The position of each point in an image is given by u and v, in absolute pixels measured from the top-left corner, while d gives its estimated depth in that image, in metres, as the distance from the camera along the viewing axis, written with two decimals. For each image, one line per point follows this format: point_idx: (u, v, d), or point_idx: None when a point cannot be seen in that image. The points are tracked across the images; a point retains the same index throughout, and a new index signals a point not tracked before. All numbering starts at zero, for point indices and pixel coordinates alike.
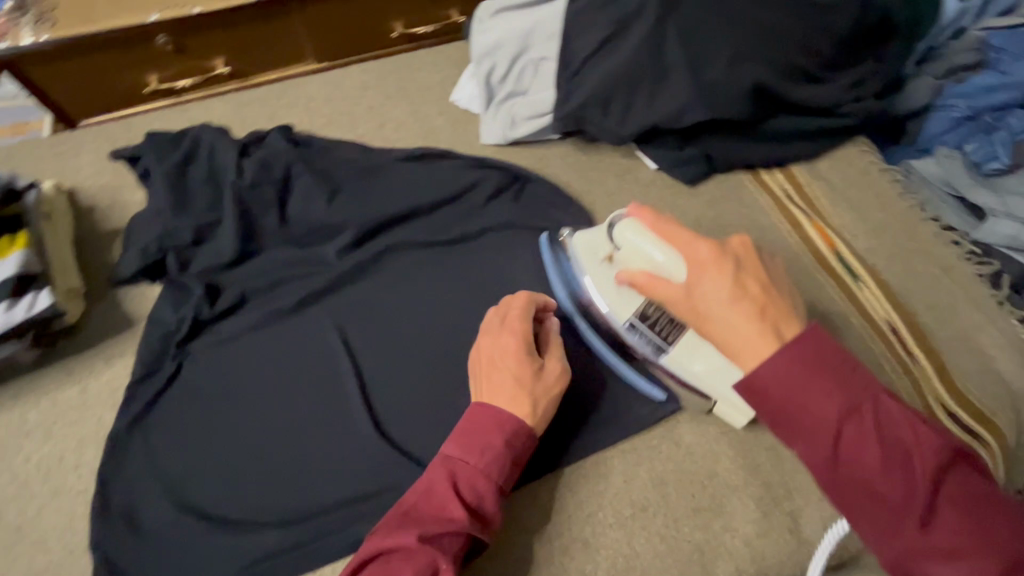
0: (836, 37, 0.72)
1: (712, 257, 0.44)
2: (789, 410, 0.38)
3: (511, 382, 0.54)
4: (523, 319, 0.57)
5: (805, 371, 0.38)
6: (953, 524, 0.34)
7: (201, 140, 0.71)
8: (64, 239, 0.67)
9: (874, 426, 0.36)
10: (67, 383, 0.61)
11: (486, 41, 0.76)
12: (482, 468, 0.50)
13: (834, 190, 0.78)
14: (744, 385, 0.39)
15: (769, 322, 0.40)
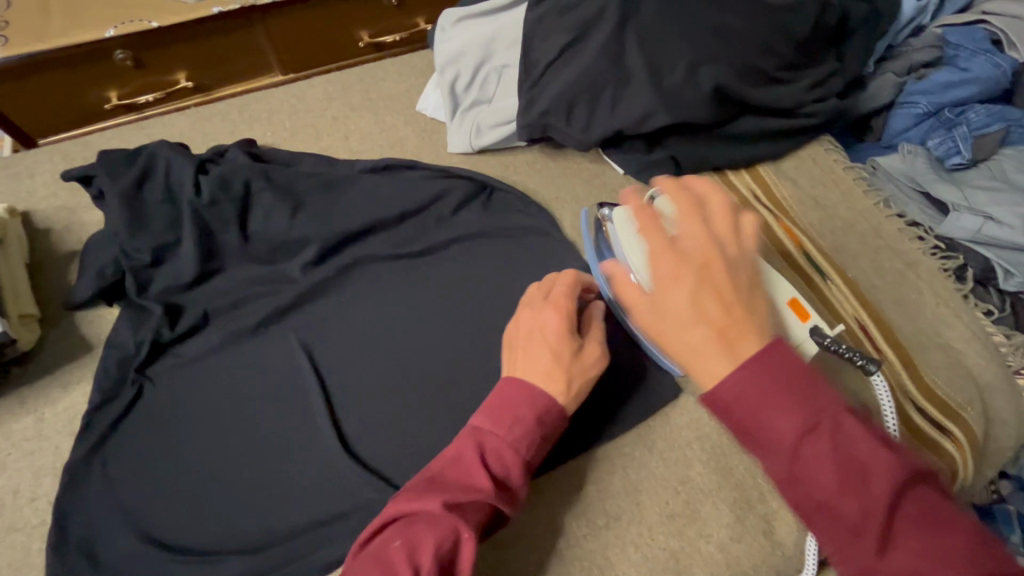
0: (794, 39, 0.72)
1: (674, 274, 0.37)
2: (749, 428, 0.34)
3: (547, 355, 0.54)
4: (565, 293, 0.57)
5: (765, 386, 0.34)
6: (916, 556, 0.31)
7: (158, 157, 0.69)
8: (17, 263, 0.64)
9: (834, 448, 0.33)
10: (21, 413, 0.59)
11: (449, 50, 0.76)
12: (510, 441, 0.50)
13: (800, 189, 0.78)
14: (706, 397, 0.35)
15: (729, 341, 0.36)
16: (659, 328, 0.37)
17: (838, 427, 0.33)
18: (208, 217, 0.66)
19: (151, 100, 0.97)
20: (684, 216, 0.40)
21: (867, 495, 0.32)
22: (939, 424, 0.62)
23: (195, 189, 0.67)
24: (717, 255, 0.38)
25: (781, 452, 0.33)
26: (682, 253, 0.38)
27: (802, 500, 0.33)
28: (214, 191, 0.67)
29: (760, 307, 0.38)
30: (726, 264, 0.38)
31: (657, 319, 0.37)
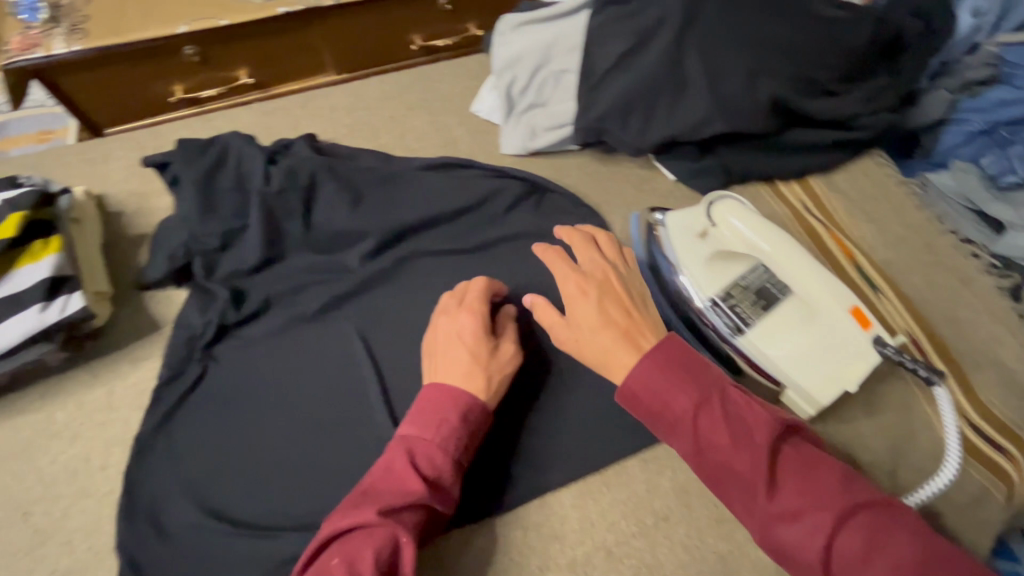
0: (850, 53, 0.72)
1: (581, 293, 0.56)
2: (656, 410, 0.49)
3: (466, 356, 0.55)
4: (479, 299, 0.59)
5: (663, 373, 0.49)
6: (793, 488, 0.45)
7: (230, 148, 0.72)
8: (93, 243, 0.67)
9: (722, 414, 0.48)
10: (93, 385, 0.62)
11: (508, 54, 0.77)
12: (439, 443, 0.51)
13: (851, 201, 0.78)
14: (620, 393, 0.51)
15: (630, 338, 0.53)
16: (578, 335, 0.55)
17: (717, 398, 0.49)
18: (274, 205, 0.68)
19: (212, 95, 1.01)
20: (580, 252, 0.61)
21: (745, 445, 0.46)
22: (995, 441, 0.62)
23: (263, 178, 0.69)
24: (607, 273, 0.58)
25: (680, 423, 0.48)
26: (581, 277, 0.57)
27: (706, 464, 0.48)
28: (281, 182, 0.69)
29: (645, 309, 0.56)
30: (619, 284, 0.58)
31: (574, 327, 0.55)
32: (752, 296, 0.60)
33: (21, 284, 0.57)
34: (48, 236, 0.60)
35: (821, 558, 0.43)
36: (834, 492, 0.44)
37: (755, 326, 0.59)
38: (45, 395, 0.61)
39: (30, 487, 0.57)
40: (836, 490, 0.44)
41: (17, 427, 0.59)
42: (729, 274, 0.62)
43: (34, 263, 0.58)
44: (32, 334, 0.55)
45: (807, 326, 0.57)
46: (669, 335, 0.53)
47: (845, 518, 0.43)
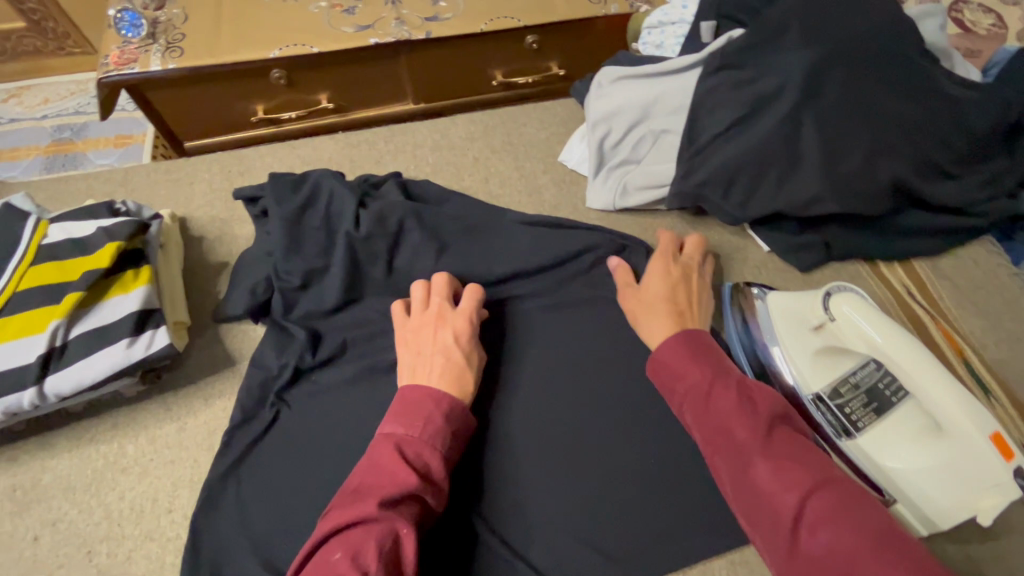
0: (974, 137, 0.68)
1: (663, 275, 0.64)
2: (674, 378, 0.55)
3: (459, 360, 0.58)
4: (473, 308, 0.62)
5: (688, 349, 0.56)
6: (782, 453, 0.47)
7: (321, 186, 0.71)
8: (175, 270, 0.67)
9: (733, 382, 0.52)
10: (165, 419, 0.61)
11: (606, 107, 0.75)
12: (427, 438, 0.51)
13: (959, 291, 0.73)
14: (650, 363, 0.58)
15: (678, 322, 0.60)
16: (642, 300, 0.63)
17: (733, 376, 0.53)
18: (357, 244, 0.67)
19: (292, 116, 1.01)
20: (687, 248, 0.68)
21: (748, 412, 0.50)
22: None
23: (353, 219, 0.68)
24: (694, 272, 0.66)
25: (692, 389, 0.53)
26: (670, 263, 0.65)
27: (706, 425, 0.51)
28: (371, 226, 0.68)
29: (704, 307, 0.63)
30: (697, 282, 0.65)
31: (645, 297, 0.63)
32: (863, 396, 0.56)
33: (112, 315, 0.55)
34: (137, 265, 0.59)
35: (792, 513, 0.44)
36: (821, 465, 0.47)
37: (865, 431, 0.55)
38: (117, 426, 0.60)
39: (96, 523, 0.55)
40: (823, 464, 0.47)
41: (88, 457, 0.58)
42: (837, 368, 0.58)
43: (125, 294, 0.57)
44: (117, 370, 0.54)
45: (932, 441, 0.52)
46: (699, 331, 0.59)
47: (824, 485, 0.45)
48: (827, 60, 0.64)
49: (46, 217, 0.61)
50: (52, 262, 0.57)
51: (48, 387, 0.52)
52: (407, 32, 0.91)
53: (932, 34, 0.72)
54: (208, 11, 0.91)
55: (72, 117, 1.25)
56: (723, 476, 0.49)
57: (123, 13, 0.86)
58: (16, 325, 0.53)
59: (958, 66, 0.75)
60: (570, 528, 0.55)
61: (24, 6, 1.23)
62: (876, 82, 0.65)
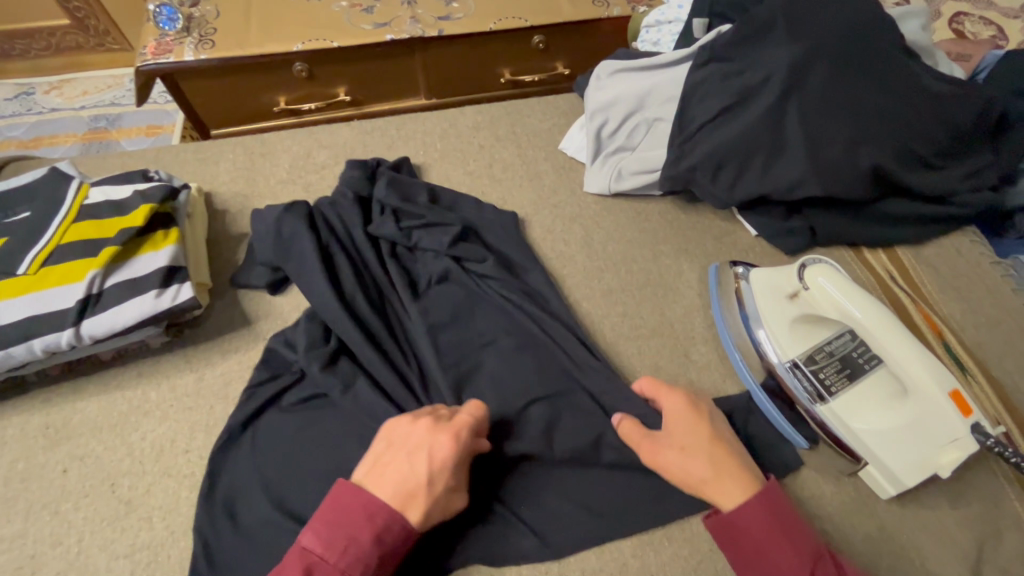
0: (955, 129, 0.71)
1: (693, 417, 0.56)
2: (755, 553, 0.50)
3: (421, 479, 0.50)
4: (471, 423, 0.55)
5: (772, 521, 0.50)
6: None
7: (347, 176, 0.78)
8: (201, 238, 0.73)
9: (835, 575, 0.48)
10: (186, 370, 0.66)
11: (603, 98, 0.80)
12: (341, 567, 0.46)
13: (941, 277, 0.76)
14: (716, 519, 0.51)
15: (739, 480, 0.52)
16: (685, 449, 0.54)
17: (830, 566, 0.48)
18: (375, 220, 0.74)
19: (311, 108, 1.08)
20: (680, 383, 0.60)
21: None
22: None
23: (379, 208, 0.75)
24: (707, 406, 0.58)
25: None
26: (695, 407, 0.57)
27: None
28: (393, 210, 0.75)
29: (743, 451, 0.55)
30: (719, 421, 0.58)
31: (676, 439, 0.55)
32: (837, 363, 0.60)
33: (143, 269, 0.61)
34: (166, 228, 0.65)
35: None
36: None
37: (838, 396, 0.59)
38: (142, 374, 0.65)
39: (119, 459, 0.60)
40: None
41: (115, 401, 0.64)
42: (814, 337, 0.62)
43: (155, 252, 0.62)
44: (145, 317, 0.59)
45: (898, 403, 0.55)
46: (768, 484, 0.53)
47: None
48: (810, 53, 0.68)
49: (87, 182, 0.67)
50: (92, 220, 0.62)
51: (83, 329, 0.58)
52: (421, 29, 0.98)
53: (914, 33, 0.76)
54: (238, 7, 0.98)
55: (107, 108, 1.33)
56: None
57: (161, 8, 0.93)
58: (58, 273, 0.59)
59: (941, 64, 0.79)
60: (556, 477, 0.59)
61: (68, 4, 1.32)
62: (860, 74, 0.68)
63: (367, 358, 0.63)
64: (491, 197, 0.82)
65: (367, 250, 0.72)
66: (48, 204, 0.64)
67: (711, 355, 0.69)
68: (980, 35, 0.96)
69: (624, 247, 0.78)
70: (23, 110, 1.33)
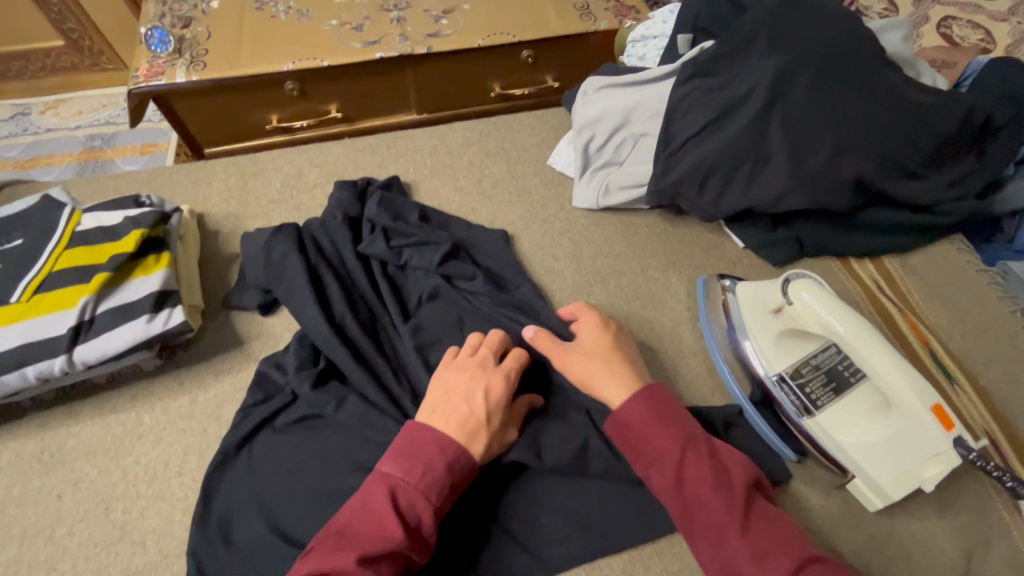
0: (938, 138, 0.72)
1: (598, 331, 0.64)
2: (641, 442, 0.55)
3: (482, 415, 0.57)
4: (514, 365, 0.62)
5: (656, 413, 0.56)
6: (763, 533, 0.49)
7: (337, 199, 0.79)
8: (193, 259, 0.74)
9: (705, 451, 0.54)
10: (179, 392, 0.66)
11: (590, 113, 0.81)
12: (422, 488, 0.52)
13: (928, 286, 0.76)
14: (612, 421, 0.57)
15: (630, 378, 0.59)
16: (587, 353, 0.62)
17: (703, 444, 0.54)
18: (364, 237, 0.75)
19: (304, 125, 1.09)
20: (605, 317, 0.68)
21: (720, 488, 0.51)
22: None
23: (370, 228, 0.76)
24: (617, 327, 0.66)
25: (665, 459, 0.54)
26: (604, 325, 0.65)
27: (682, 501, 0.52)
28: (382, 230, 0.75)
29: (639, 361, 0.63)
30: (626, 340, 0.65)
31: (581, 347, 0.63)
32: (823, 377, 0.60)
33: (135, 294, 0.62)
34: (157, 252, 0.66)
35: None
36: (795, 539, 0.49)
37: (824, 409, 0.59)
38: (135, 397, 0.66)
39: (113, 483, 0.61)
40: (798, 540, 0.49)
41: (109, 424, 0.64)
42: (800, 350, 0.62)
43: (146, 276, 0.63)
44: (137, 342, 0.60)
45: (883, 417, 0.56)
46: (656, 386, 0.59)
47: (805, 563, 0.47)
48: (791, 67, 0.69)
49: (79, 208, 0.68)
50: (83, 247, 0.63)
51: (76, 355, 0.58)
52: (410, 47, 0.99)
53: (894, 45, 0.77)
54: (230, 28, 0.99)
55: (103, 127, 1.34)
56: (701, 550, 0.51)
57: (153, 31, 0.94)
58: (50, 300, 0.60)
59: (925, 74, 0.80)
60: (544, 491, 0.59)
61: (64, 26, 1.34)
62: (842, 87, 0.69)
63: (357, 377, 0.64)
64: (481, 213, 0.83)
65: (359, 272, 0.72)
66: (40, 231, 0.64)
67: (700, 368, 0.70)
68: (967, 41, 0.97)
69: (613, 261, 0.79)
70: (20, 130, 1.35)
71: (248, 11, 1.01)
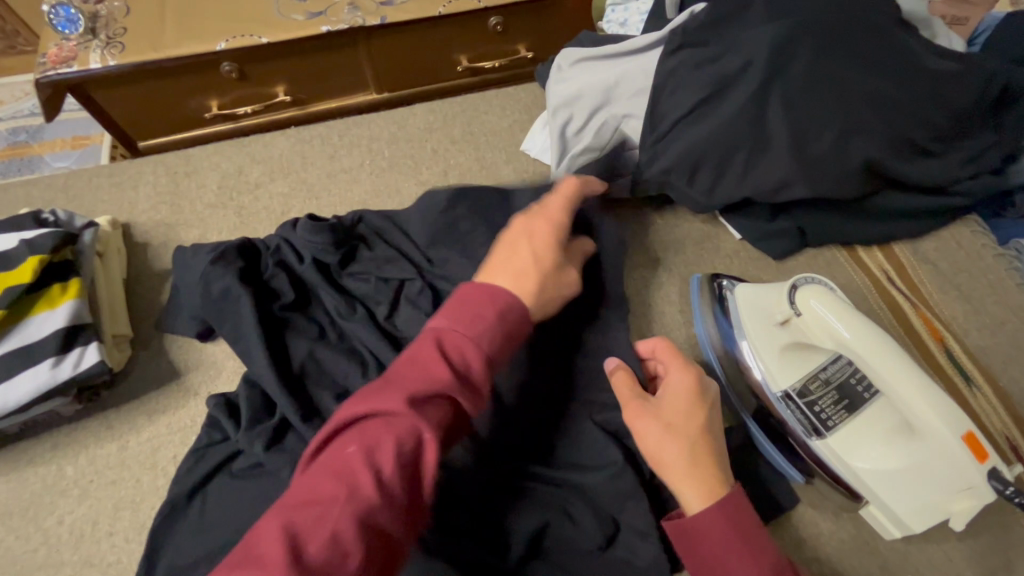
0: (953, 112, 0.63)
1: (692, 402, 0.49)
2: (712, 559, 0.44)
3: (531, 260, 0.51)
4: (558, 210, 0.56)
5: (731, 527, 0.44)
6: None
7: (288, 224, 0.65)
8: (115, 281, 0.64)
9: None
10: (106, 438, 0.58)
11: (566, 91, 0.71)
12: (473, 334, 0.45)
13: (942, 275, 0.69)
14: (675, 523, 0.46)
15: (709, 473, 0.46)
16: (671, 421, 0.48)
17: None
18: (333, 267, 0.64)
19: (248, 111, 0.97)
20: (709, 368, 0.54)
21: None
22: None
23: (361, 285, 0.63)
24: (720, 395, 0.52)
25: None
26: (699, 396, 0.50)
27: None
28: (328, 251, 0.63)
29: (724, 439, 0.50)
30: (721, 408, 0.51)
31: (666, 410, 0.49)
32: (834, 393, 0.54)
33: (38, 333, 0.53)
34: (63, 279, 0.56)
35: None
36: None
37: (835, 429, 0.53)
38: (55, 447, 0.57)
39: (34, 549, 0.53)
40: None
41: (27, 480, 0.56)
42: (807, 364, 0.55)
43: (51, 310, 0.54)
44: (44, 391, 0.52)
45: (900, 439, 0.50)
46: (732, 488, 0.47)
47: None
48: (792, 33, 0.59)
49: None
50: None
51: None
52: (361, 18, 0.87)
53: (909, 3, 0.68)
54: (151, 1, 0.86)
55: (27, 118, 1.20)
56: None
57: (58, 8, 0.80)
58: None
59: (939, 34, 0.71)
60: (524, 537, 0.51)
61: None
62: (851, 54, 0.60)
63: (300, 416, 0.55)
64: None
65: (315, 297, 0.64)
66: None
67: None
68: None
69: None
70: None
71: None
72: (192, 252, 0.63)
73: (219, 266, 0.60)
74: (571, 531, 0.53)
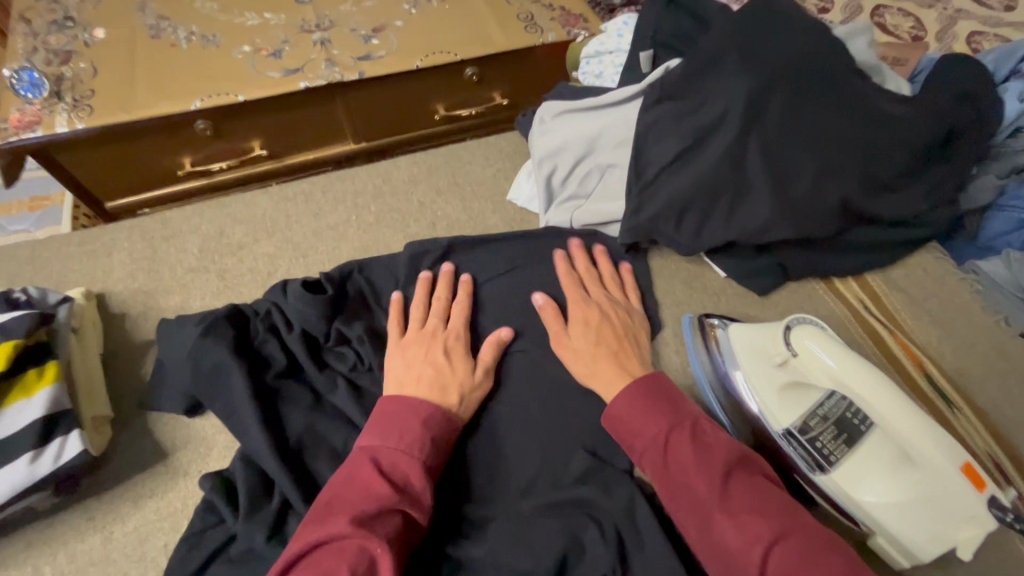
0: (913, 149, 0.67)
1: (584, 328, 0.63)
2: (631, 435, 0.54)
3: (435, 375, 0.58)
4: (461, 324, 0.64)
5: (641, 399, 0.55)
6: (743, 508, 0.46)
7: (277, 287, 0.64)
8: (93, 358, 0.61)
9: (691, 434, 0.51)
10: (87, 533, 0.54)
11: (550, 143, 0.74)
12: (402, 448, 0.51)
13: (914, 302, 0.73)
14: (606, 418, 0.55)
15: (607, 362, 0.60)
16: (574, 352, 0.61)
17: (688, 425, 0.52)
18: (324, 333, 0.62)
19: (222, 167, 0.95)
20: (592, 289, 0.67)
21: (705, 466, 0.49)
22: None
23: (355, 353, 0.62)
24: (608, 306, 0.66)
25: (650, 448, 0.52)
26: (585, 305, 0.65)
27: (668, 481, 0.50)
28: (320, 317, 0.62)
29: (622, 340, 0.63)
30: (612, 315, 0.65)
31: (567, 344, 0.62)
32: (833, 428, 0.55)
33: (13, 426, 0.49)
34: (38, 365, 0.53)
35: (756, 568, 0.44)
36: (780, 510, 0.46)
37: (839, 464, 0.54)
38: (30, 546, 0.53)
39: None
40: (782, 512, 0.46)
41: None
42: (804, 400, 0.57)
43: (26, 399, 0.51)
44: (20, 489, 0.48)
45: (901, 470, 0.51)
46: (654, 374, 0.58)
47: (786, 535, 0.44)
48: (765, 86, 0.63)
49: None
50: None
51: None
52: (339, 73, 0.88)
53: (862, 53, 0.73)
54: (122, 63, 0.85)
55: None
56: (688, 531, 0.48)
57: (22, 73, 0.79)
58: None
59: (889, 82, 0.75)
60: None
61: None
62: (817, 103, 0.64)
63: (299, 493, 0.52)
64: None
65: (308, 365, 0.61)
66: None
67: None
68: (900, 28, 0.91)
69: None
70: None
71: (141, 42, 0.87)
72: (179, 323, 0.60)
73: (207, 340, 0.58)
74: (585, 559, 0.52)
